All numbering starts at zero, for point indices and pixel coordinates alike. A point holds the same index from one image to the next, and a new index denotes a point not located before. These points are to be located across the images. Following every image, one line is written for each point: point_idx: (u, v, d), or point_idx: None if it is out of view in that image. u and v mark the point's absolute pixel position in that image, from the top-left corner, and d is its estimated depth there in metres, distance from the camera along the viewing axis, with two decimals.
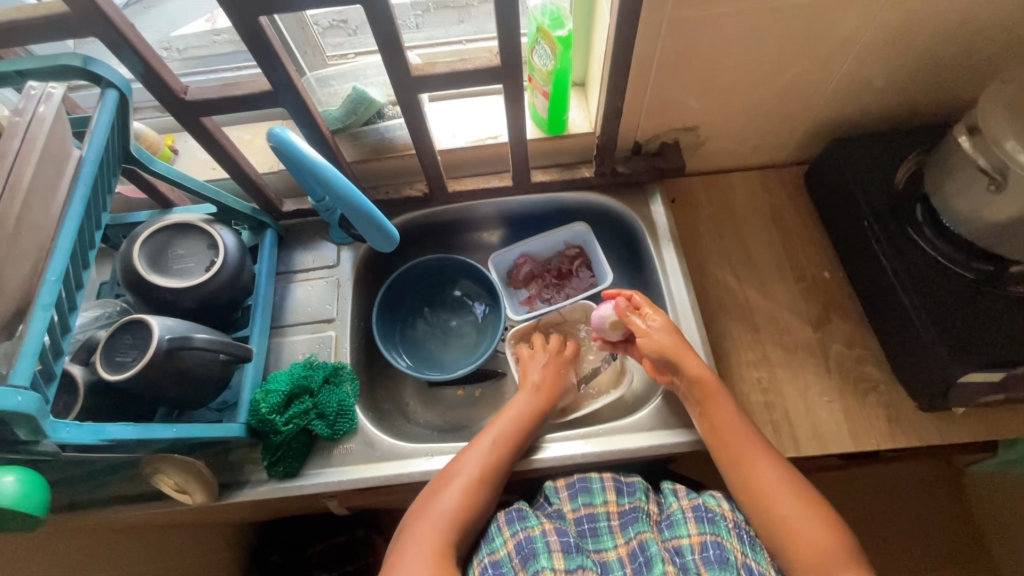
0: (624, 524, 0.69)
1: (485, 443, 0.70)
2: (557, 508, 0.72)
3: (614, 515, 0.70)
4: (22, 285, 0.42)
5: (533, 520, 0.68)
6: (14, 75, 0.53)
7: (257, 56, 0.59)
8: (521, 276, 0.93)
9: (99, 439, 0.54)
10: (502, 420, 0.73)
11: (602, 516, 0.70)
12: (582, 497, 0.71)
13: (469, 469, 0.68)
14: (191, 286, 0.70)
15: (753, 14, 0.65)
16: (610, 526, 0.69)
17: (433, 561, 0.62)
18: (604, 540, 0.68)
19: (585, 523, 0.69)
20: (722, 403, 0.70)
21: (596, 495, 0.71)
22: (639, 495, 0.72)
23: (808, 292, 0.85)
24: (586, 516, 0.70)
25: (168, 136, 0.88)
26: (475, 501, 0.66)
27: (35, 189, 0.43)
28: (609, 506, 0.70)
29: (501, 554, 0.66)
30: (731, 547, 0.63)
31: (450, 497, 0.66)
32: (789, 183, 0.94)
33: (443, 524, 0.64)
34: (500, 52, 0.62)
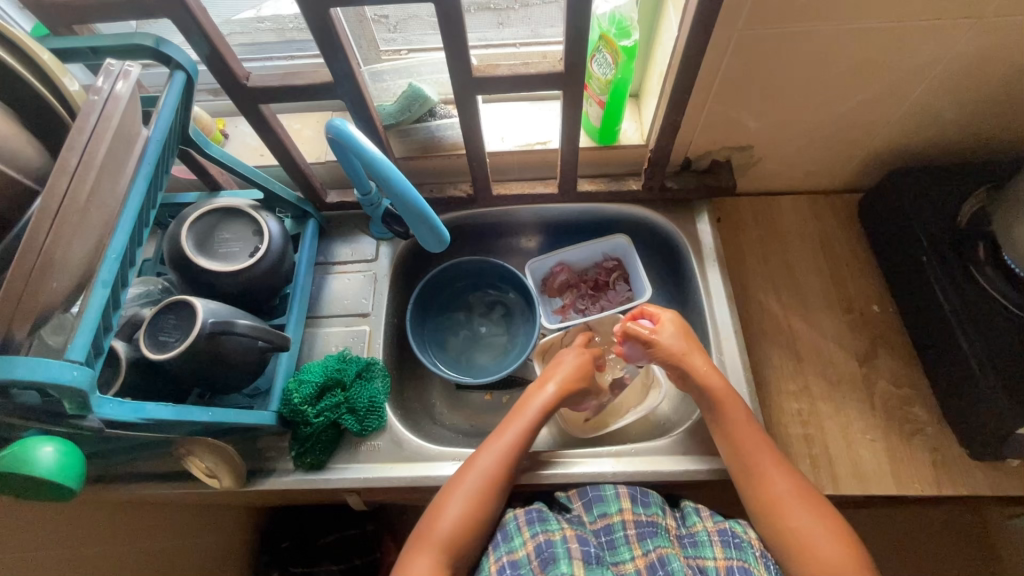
0: (641, 535, 0.65)
1: (494, 448, 0.68)
2: (541, 509, 0.68)
3: (631, 525, 0.66)
4: (86, 260, 0.43)
5: (518, 541, 0.66)
6: (88, 52, 0.54)
7: (322, 46, 0.59)
8: (556, 284, 0.92)
9: (139, 418, 0.54)
10: (513, 423, 0.71)
11: (618, 526, 0.66)
12: (597, 507, 0.68)
13: (474, 479, 0.66)
14: (235, 271, 0.71)
15: (827, 35, 0.63)
16: (627, 538, 0.65)
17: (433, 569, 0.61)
18: (621, 552, 0.65)
19: (602, 532, 0.66)
20: (741, 417, 0.68)
21: (611, 503, 0.68)
22: (655, 508, 0.68)
23: (855, 324, 0.82)
24: (603, 527, 0.67)
25: (220, 121, 0.89)
26: (483, 509, 0.65)
27: (106, 167, 0.43)
28: (625, 515, 0.67)
29: (519, 555, 0.65)
30: (758, 574, 0.61)
31: (455, 509, 0.64)
32: (839, 211, 0.91)
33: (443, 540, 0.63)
34: (565, 60, 0.61)
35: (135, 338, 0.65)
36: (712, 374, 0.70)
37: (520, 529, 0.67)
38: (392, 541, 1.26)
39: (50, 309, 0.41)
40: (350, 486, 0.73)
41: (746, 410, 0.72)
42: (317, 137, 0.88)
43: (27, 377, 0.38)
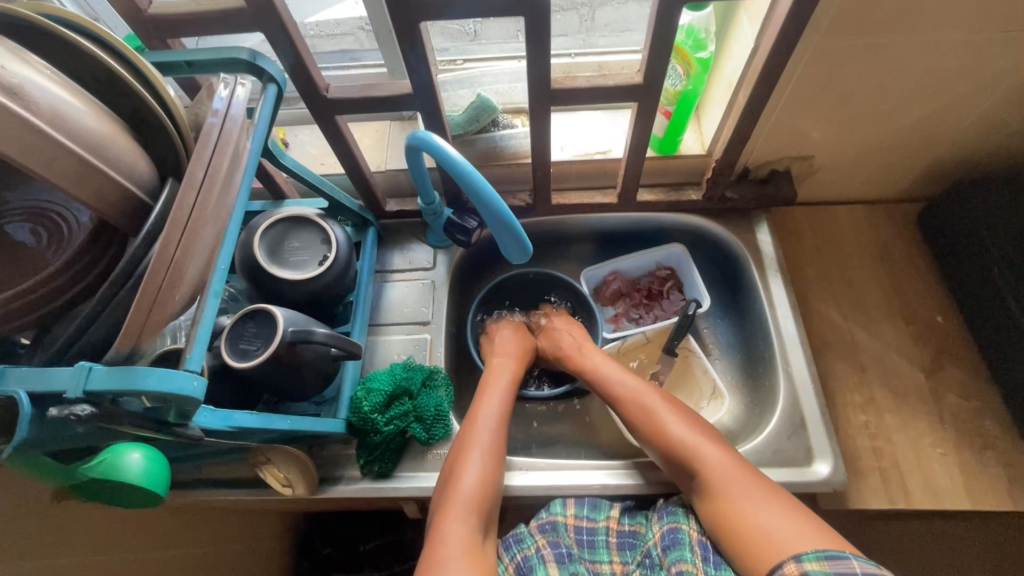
0: (623, 545, 0.67)
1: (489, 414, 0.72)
2: (516, 532, 0.69)
3: (614, 532, 0.68)
4: (202, 272, 0.43)
5: (501, 566, 0.66)
6: (184, 65, 0.55)
7: (408, 57, 0.59)
8: (610, 293, 0.92)
9: (228, 426, 0.55)
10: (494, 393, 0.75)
11: (602, 530, 0.68)
12: (588, 509, 0.69)
13: (484, 436, 0.70)
14: (306, 279, 0.71)
15: (907, 46, 0.63)
16: (609, 542, 0.67)
17: (467, 540, 0.62)
18: (601, 554, 0.66)
19: (583, 533, 0.67)
20: (668, 423, 0.69)
21: (601, 511, 0.70)
22: (640, 518, 0.70)
23: (920, 335, 0.81)
24: (587, 527, 0.68)
25: (281, 130, 0.90)
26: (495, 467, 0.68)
27: (224, 180, 0.44)
28: (611, 522, 0.69)
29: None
30: (688, 533, 0.64)
31: (472, 474, 0.66)
32: (898, 220, 0.90)
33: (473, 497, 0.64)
34: (645, 71, 0.61)
35: (213, 346, 0.65)
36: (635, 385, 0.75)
37: (500, 556, 0.67)
38: None
39: (171, 322, 0.41)
40: (419, 494, 0.73)
41: (816, 422, 0.72)
42: (377, 146, 0.89)
43: (155, 387, 0.39)
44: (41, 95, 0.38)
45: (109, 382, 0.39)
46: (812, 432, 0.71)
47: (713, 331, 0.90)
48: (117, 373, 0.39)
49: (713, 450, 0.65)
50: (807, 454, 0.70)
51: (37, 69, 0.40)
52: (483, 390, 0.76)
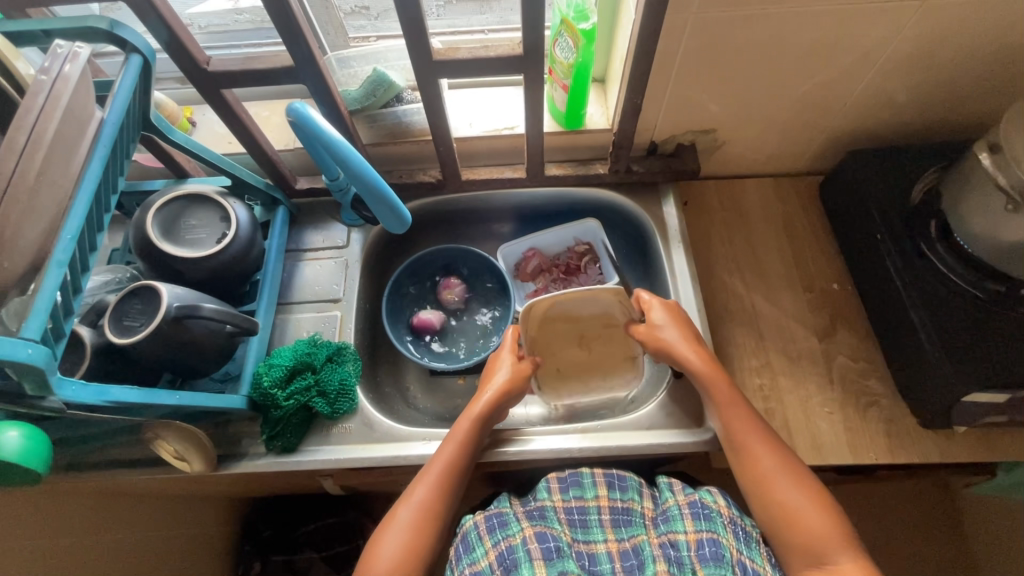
0: (617, 522, 0.70)
1: (450, 445, 0.70)
2: (500, 513, 0.70)
3: (605, 510, 0.71)
4: (39, 242, 0.43)
5: (480, 550, 0.68)
6: (41, 35, 0.54)
7: (281, 30, 0.59)
8: (530, 269, 0.93)
9: (102, 401, 0.54)
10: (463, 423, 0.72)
11: (593, 510, 0.71)
12: (573, 490, 0.72)
13: (431, 470, 0.69)
14: (202, 257, 0.71)
15: (781, 17, 0.65)
16: (602, 521, 0.70)
17: None
18: (594, 533, 0.69)
19: (574, 514, 0.71)
20: (763, 462, 0.66)
21: (587, 489, 0.72)
22: (632, 493, 0.73)
23: (816, 302, 0.84)
24: (577, 508, 0.71)
25: (187, 108, 0.88)
26: (441, 503, 0.67)
27: (56, 149, 0.43)
28: (600, 501, 0.71)
29: (481, 565, 0.67)
30: (726, 544, 0.64)
31: (388, 547, 0.65)
32: (802, 192, 0.93)
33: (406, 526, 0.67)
34: (523, 43, 0.62)
35: (100, 324, 0.65)
36: (765, 461, 0.66)
37: (481, 538, 0.69)
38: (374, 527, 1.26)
39: (1, 289, 0.41)
40: (323, 467, 0.74)
41: None
42: (285, 124, 0.88)
43: None
44: None
45: None
46: None
47: None
48: None
49: (845, 559, 0.61)
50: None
51: None
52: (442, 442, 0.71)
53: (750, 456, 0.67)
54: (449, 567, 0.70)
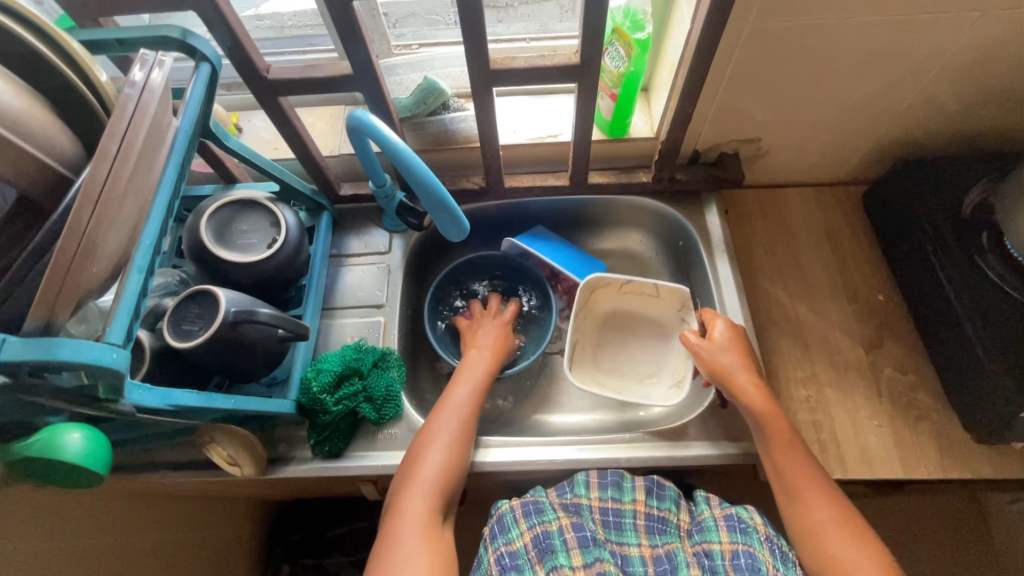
0: (651, 529, 0.70)
1: (454, 404, 0.72)
2: (537, 501, 0.70)
3: (641, 515, 0.70)
4: (122, 249, 0.44)
5: (515, 532, 0.67)
6: (115, 44, 0.55)
7: (344, 39, 0.60)
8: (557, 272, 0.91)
9: (166, 404, 0.55)
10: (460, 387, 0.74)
11: (629, 513, 0.70)
12: (611, 491, 0.71)
13: (444, 430, 0.69)
14: (254, 262, 0.72)
15: (840, 28, 0.64)
16: (637, 525, 0.70)
17: (424, 529, 0.62)
18: (628, 535, 0.69)
19: (609, 514, 0.70)
20: (812, 509, 0.64)
21: (625, 492, 0.71)
22: (668, 504, 0.72)
23: (861, 312, 0.84)
24: (613, 509, 0.70)
25: (234, 114, 0.90)
26: (470, 424, 0.71)
27: (143, 155, 0.44)
28: (637, 505, 0.71)
29: (517, 545, 0.66)
30: (763, 557, 0.63)
31: (432, 465, 0.66)
32: (845, 202, 0.93)
33: (429, 488, 0.64)
34: (581, 52, 0.62)
35: (158, 328, 0.65)
36: (818, 510, 0.64)
37: (517, 521, 0.68)
38: None
39: (88, 294, 0.41)
40: (368, 473, 0.74)
41: None
42: (331, 130, 0.89)
43: (70, 358, 0.40)
44: None
45: (22, 354, 0.39)
46: None
47: None
48: (30, 345, 0.39)
49: None
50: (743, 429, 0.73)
51: None
52: (454, 381, 0.75)
53: (805, 503, 0.64)
54: (481, 545, 0.70)
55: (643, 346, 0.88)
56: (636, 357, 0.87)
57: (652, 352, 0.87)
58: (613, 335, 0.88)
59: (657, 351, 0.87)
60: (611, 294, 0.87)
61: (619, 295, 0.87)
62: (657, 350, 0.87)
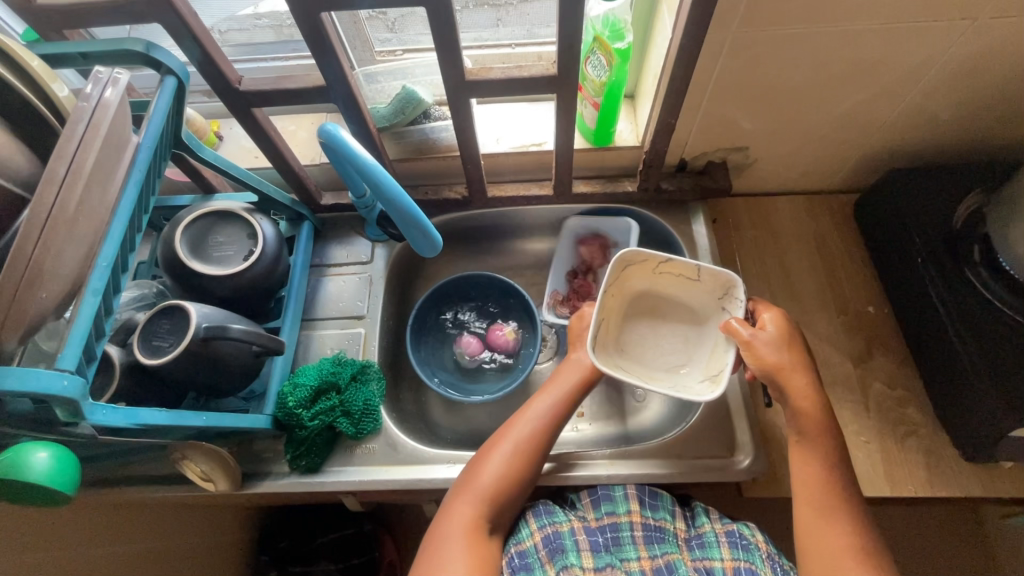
0: (649, 539, 0.67)
1: (535, 411, 0.69)
2: (549, 504, 0.71)
3: (638, 527, 0.68)
4: (76, 272, 0.43)
5: (526, 532, 0.68)
6: (78, 57, 0.54)
7: (314, 50, 0.59)
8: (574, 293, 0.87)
9: (132, 424, 0.54)
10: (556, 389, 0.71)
11: (626, 526, 0.68)
12: (605, 507, 0.70)
13: (512, 440, 0.67)
14: (230, 275, 0.70)
15: (824, 38, 0.63)
16: (634, 538, 0.67)
17: (467, 536, 0.62)
18: (627, 550, 0.66)
19: (606, 530, 0.68)
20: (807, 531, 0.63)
21: (619, 505, 0.70)
22: (665, 514, 0.69)
23: (850, 325, 0.82)
24: (610, 525, 0.68)
25: (214, 122, 0.88)
26: (547, 433, 0.68)
27: (96, 176, 0.43)
28: (634, 517, 0.68)
29: (527, 545, 0.67)
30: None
31: (492, 469, 0.65)
32: (835, 211, 0.91)
33: (484, 495, 0.64)
34: (558, 63, 0.61)
35: (129, 343, 0.65)
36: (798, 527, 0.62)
37: (529, 522, 0.69)
38: (390, 538, 1.26)
39: (40, 321, 0.41)
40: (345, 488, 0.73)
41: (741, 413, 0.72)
42: (312, 139, 0.88)
43: (18, 388, 0.39)
44: None
45: None
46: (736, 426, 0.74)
47: None
48: None
49: None
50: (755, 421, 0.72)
51: None
52: (550, 382, 0.73)
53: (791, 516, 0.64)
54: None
55: (673, 332, 0.79)
56: (666, 344, 0.78)
57: (683, 342, 0.78)
58: (642, 318, 0.80)
59: (688, 340, 0.78)
60: (643, 275, 0.78)
61: (653, 276, 0.78)
62: (689, 338, 0.78)
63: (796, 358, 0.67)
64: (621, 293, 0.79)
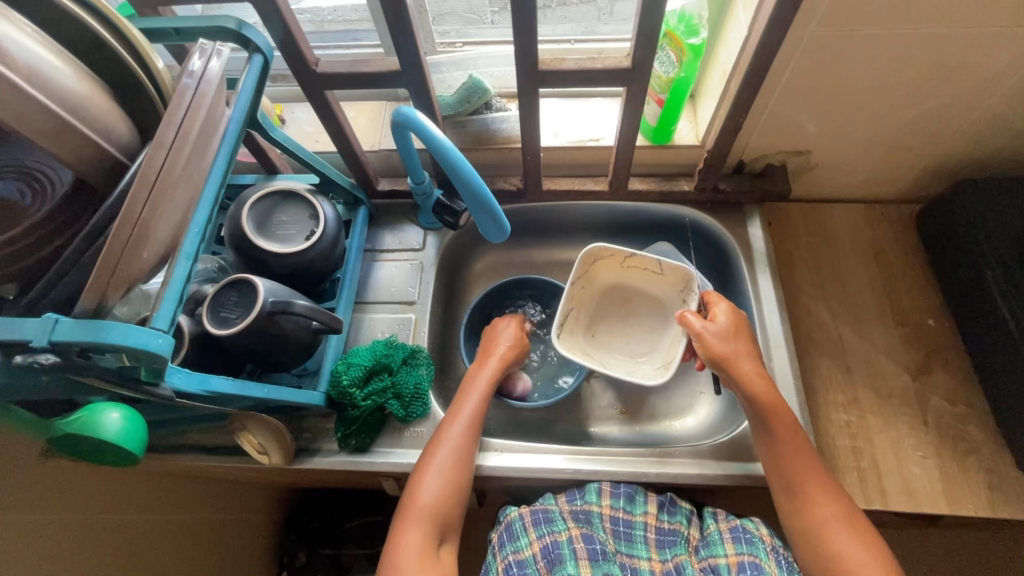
0: (661, 542, 0.68)
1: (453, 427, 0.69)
2: (546, 509, 0.69)
3: (652, 528, 0.68)
4: (172, 238, 0.45)
5: (524, 541, 0.67)
6: (172, 33, 0.56)
7: (395, 35, 0.60)
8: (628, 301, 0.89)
9: (203, 390, 0.55)
10: (471, 400, 0.72)
11: (640, 526, 0.68)
12: (623, 501, 0.69)
13: (445, 454, 0.67)
14: (293, 253, 0.72)
15: (906, 40, 0.61)
16: (647, 539, 0.68)
17: (420, 555, 0.62)
18: (638, 548, 0.67)
19: (619, 525, 0.68)
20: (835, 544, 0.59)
21: (636, 505, 0.70)
22: (679, 518, 0.70)
23: (909, 337, 0.80)
24: (623, 519, 0.68)
25: (278, 106, 0.91)
26: (466, 446, 0.69)
27: (197, 144, 0.44)
28: (648, 518, 0.69)
29: (525, 554, 0.66)
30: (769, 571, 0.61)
31: (430, 488, 0.65)
32: (894, 221, 0.89)
33: (426, 514, 0.64)
34: (633, 56, 0.61)
35: (196, 314, 0.66)
36: (840, 535, 0.60)
37: (526, 529, 0.67)
38: None
39: (138, 281, 0.42)
40: (392, 470, 0.74)
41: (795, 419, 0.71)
42: (372, 125, 0.89)
43: (121, 342, 0.40)
44: (18, 51, 0.39)
45: (72, 335, 0.39)
46: None
47: None
48: (82, 325, 0.40)
49: None
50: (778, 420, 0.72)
51: (17, 25, 0.40)
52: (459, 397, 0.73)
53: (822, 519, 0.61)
54: (491, 551, 0.70)
55: (640, 321, 0.86)
56: (633, 334, 0.86)
57: (648, 332, 0.85)
58: (611, 309, 0.87)
59: (652, 333, 0.85)
60: (613, 268, 0.85)
61: (621, 269, 0.85)
62: (653, 328, 0.85)
63: (744, 345, 0.69)
64: (592, 288, 0.86)
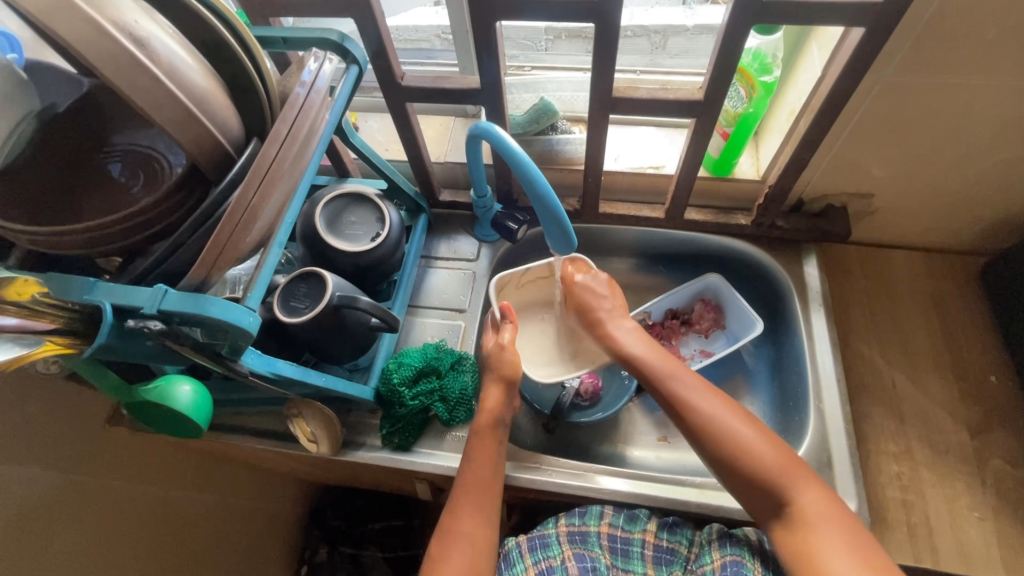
0: (659, 560, 0.65)
1: (465, 508, 0.65)
2: (543, 534, 0.67)
3: (650, 545, 0.66)
4: (269, 227, 0.48)
5: (520, 567, 0.65)
6: (280, 41, 0.61)
7: (481, 52, 0.63)
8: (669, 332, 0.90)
9: (269, 372, 0.58)
10: (482, 445, 0.70)
11: (637, 542, 0.66)
12: (623, 520, 0.68)
13: (462, 535, 0.64)
14: (358, 252, 0.75)
15: (984, 90, 0.61)
16: (644, 555, 0.65)
17: None
18: (635, 565, 0.64)
19: (617, 542, 0.66)
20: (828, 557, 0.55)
21: (637, 523, 0.68)
22: (680, 537, 0.66)
23: (968, 394, 0.77)
24: (621, 537, 0.66)
25: (354, 115, 0.96)
26: (482, 519, 0.65)
27: (301, 142, 0.48)
28: (647, 535, 0.66)
29: None
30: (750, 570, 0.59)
31: (451, 560, 0.62)
32: (958, 272, 0.87)
33: None
34: (706, 88, 0.63)
35: (267, 301, 0.70)
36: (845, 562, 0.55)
37: (522, 556, 0.66)
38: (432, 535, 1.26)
39: (239, 263, 0.46)
40: (431, 472, 0.76)
41: (843, 464, 0.70)
42: (440, 138, 0.94)
43: (219, 316, 0.44)
44: (161, 49, 0.43)
45: (179, 305, 0.43)
46: (837, 473, 0.69)
47: (755, 360, 0.88)
48: (186, 298, 0.44)
49: None
50: (827, 462, 0.70)
51: (161, 27, 0.45)
52: (467, 462, 0.69)
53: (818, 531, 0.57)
54: None
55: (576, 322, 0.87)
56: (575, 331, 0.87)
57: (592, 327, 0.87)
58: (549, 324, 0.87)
59: None
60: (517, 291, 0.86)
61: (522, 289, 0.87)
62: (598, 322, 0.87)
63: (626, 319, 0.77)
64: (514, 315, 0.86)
